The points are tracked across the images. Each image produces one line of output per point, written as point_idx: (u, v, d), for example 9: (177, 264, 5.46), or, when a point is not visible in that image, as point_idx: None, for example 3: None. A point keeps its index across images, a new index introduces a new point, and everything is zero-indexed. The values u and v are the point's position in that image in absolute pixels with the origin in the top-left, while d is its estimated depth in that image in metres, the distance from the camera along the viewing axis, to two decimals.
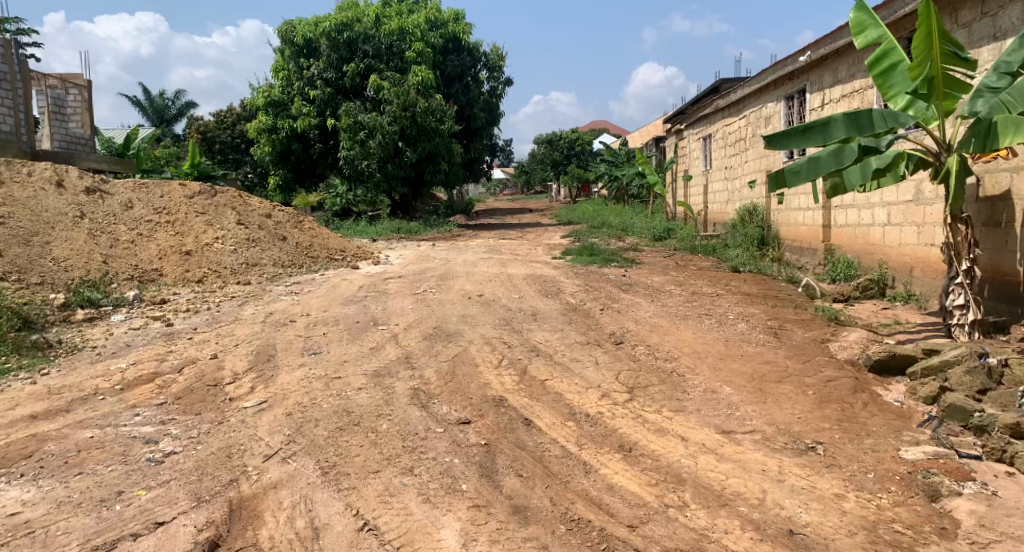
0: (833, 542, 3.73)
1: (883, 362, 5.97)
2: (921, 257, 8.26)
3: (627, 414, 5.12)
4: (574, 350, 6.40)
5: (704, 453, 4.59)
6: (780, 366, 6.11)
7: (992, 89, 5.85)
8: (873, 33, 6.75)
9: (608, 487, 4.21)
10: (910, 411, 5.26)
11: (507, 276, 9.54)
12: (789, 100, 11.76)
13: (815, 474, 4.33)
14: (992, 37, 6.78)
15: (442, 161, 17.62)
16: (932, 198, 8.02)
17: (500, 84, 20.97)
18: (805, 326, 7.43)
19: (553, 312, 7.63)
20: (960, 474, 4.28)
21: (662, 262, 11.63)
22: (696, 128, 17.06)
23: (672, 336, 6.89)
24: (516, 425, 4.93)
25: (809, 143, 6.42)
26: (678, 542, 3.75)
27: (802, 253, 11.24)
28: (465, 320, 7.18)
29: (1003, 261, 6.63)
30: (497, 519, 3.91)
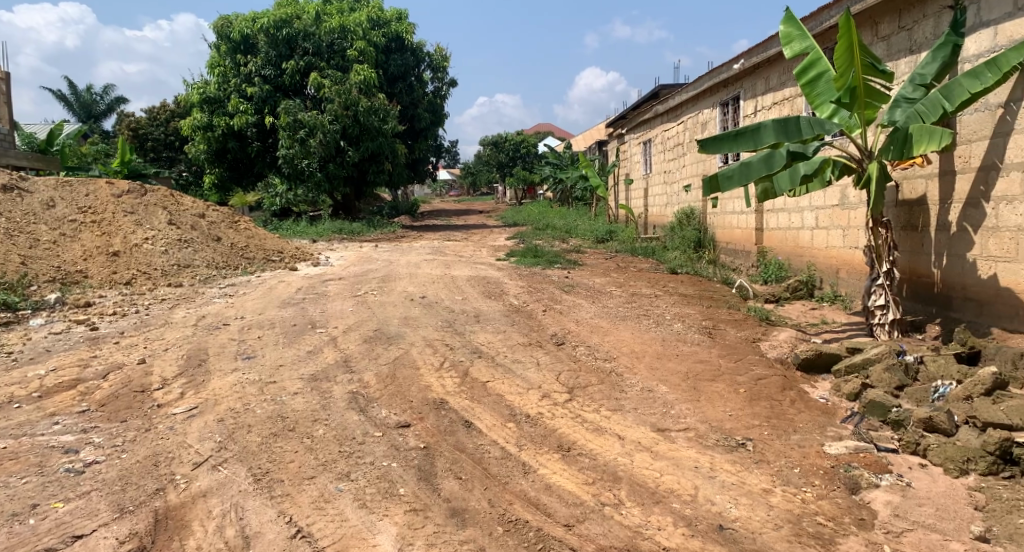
0: (759, 536, 3.86)
1: (809, 361, 6.20)
2: (847, 259, 8.60)
3: (566, 414, 5.19)
4: (516, 351, 6.45)
5: (640, 451, 4.69)
6: (713, 365, 6.29)
7: (909, 100, 6.21)
8: (799, 45, 7.01)
9: (545, 488, 4.26)
10: (835, 407, 5.47)
11: (451, 277, 9.52)
12: (724, 106, 12.10)
13: (744, 470, 4.47)
14: (908, 50, 7.11)
15: (385, 161, 17.43)
16: (856, 202, 8.37)
17: (444, 85, 20.93)
18: (738, 326, 7.66)
19: (496, 314, 7.65)
20: (877, 466, 4.47)
21: (603, 263, 11.81)
22: (637, 132, 17.35)
23: (611, 336, 7.00)
24: (456, 427, 4.93)
25: (741, 148, 6.63)
26: (613, 540, 3.83)
27: (737, 256, 11.57)
28: (407, 322, 7.14)
29: (919, 263, 6.96)
30: (435, 522, 3.91)
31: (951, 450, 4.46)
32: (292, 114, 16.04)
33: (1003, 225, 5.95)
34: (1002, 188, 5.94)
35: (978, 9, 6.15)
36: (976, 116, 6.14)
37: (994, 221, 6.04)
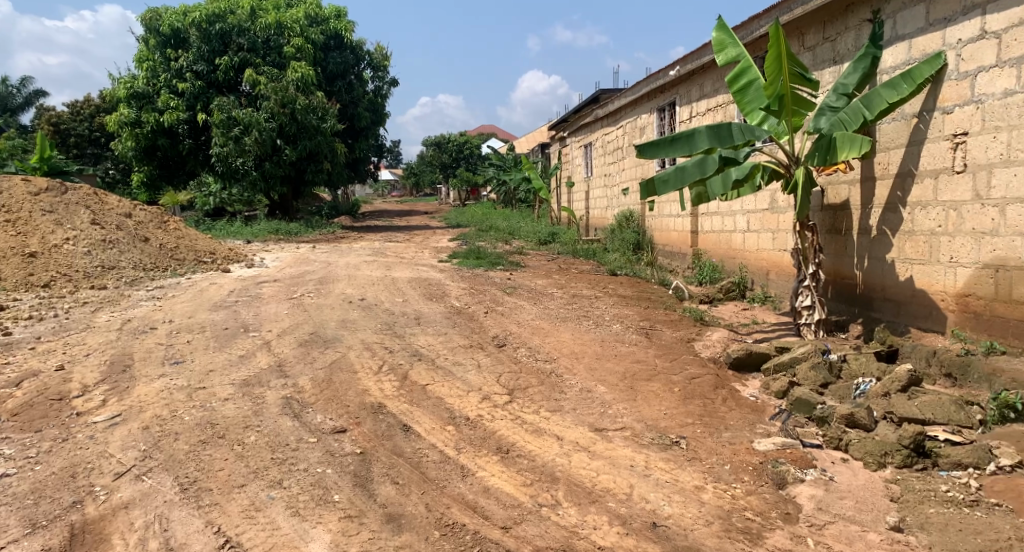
0: (690, 532, 3.95)
1: (741, 360, 6.38)
2: (776, 261, 8.89)
3: (505, 416, 5.20)
4: (456, 353, 6.43)
5: (577, 452, 4.74)
6: (649, 365, 6.41)
7: (833, 109, 6.44)
8: (732, 51, 7.16)
9: (483, 490, 4.26)
10: (764, 405, 5.65)
11: (391, 279, 9.42)
12: (661, 112, 12.36)
13: (678, 468, 4.57)
14: (832, 60, 7.40)
15: (324, 160, 17.12)
16: (784, 206, 8.65)
17: (385, 85, 20.72)
18: (674, 326, 7.83)
19: (436, 316, 7.62)
20: (803, 461, 4.63)
21: (544, 265, 11.88)
22: (577, 135, 17.56)
23: (552, 337, 7.06)
24: (394, 431, 4.89)
25: (676, 152, 6.78)
26: (550, 541, 3.86)
27: (674, 257, 11.82)
28: (345, 325, 7.03)
29: (843, 265, 7.24)
30: (370, 528, 3.87)
31: (870, 445, 4.65)
32: (226, 111, 15.60)
33: (919, 229, 6.24)
34: (918, 193, 6.23)
35: (894, 23, 6.45)
36: (894, 124, 6.42)
37: (910, 225, 6.33)
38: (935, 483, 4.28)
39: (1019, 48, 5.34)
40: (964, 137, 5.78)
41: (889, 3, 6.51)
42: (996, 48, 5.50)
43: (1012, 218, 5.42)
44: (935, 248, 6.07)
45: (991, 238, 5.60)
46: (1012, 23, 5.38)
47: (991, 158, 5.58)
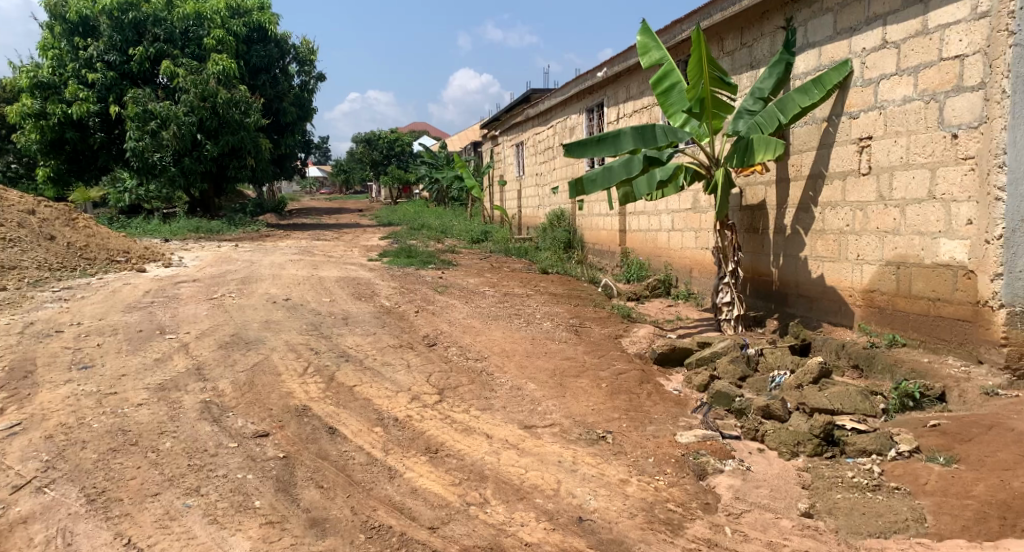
0: (615, 525, 4.02)
1: (665, 355, 6.55)
2: (699, 259, 9.15)
3: (435, 416, 5.19)
4: (385, 354, 6.36)
5: (506, 449, 4.77)
6: (578, 361, 6.50)
7: (750, 112, 6.69)
8: (655, 54, 7.31)
9: (411, 491, 4.24)
10: (686, 398, 5.81)
11: (318, 278, 9.23)
12: (589, 112, 12.53)
13: (604, 462, 4.66)
14: (749, 65, 7.67)
15: (248, 155, 16.59)
16: (706, 207, 8.92)
17: (312, 79, 20.30)
18: (602, 323, 7.98)
19: (365, 316, 7.53)
20: (722, 452, 4.78)
21: (476, 264, 11.86)
22: (509, 135, 17.64)
23: (483, 336, 7.07)
24: (319, 434, 4.80)
25: (603, 153, 6.88)
26: (476, 539, 3.86)
27: (603, 256, 12.02)
28: (268, 327, 6.85)
29: (760, 263, 7.53)
30: (293, 534, 3.79)
31: (784, 435, 4.85)
32: (141, 104, 14.93)
33: (829, 228, 6.54)
34: (828, 194, 6.53)
35: (805, 31, 6.75)
36: (806, 128, 6.71)
37: (821, 224, 6.63)
38: (842, 470, 4.49)
39: (915, 57, 5.64)
40: (868, 141, 6.08)
41: (801, 12, 6.80)
42: (896, 57, 5.81)
43: (911, 218, 5.72)
44: (844, 246, 6.37)
45: (893, 236, 5.91)
46: (909, 34, 5.68)
47: (892, 161, 5.88)
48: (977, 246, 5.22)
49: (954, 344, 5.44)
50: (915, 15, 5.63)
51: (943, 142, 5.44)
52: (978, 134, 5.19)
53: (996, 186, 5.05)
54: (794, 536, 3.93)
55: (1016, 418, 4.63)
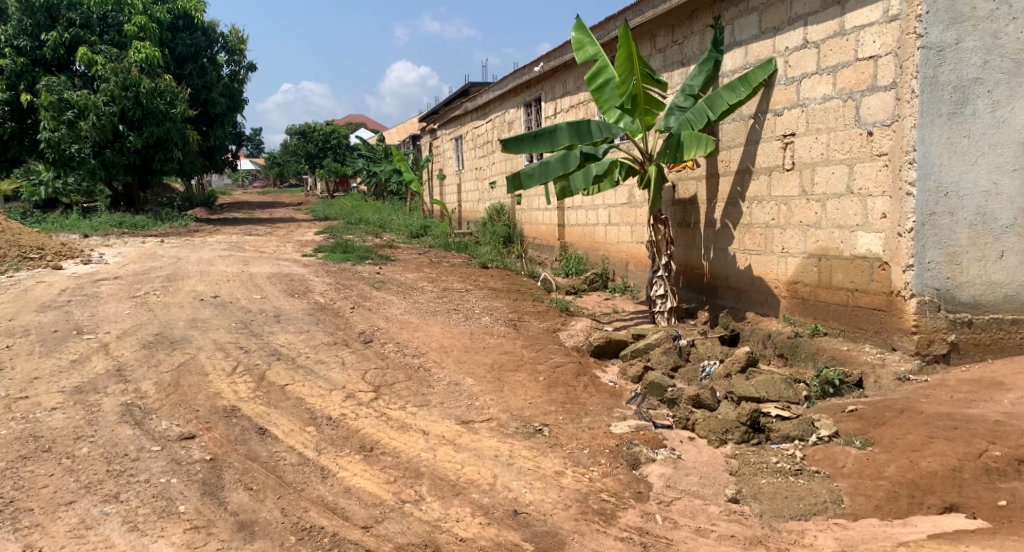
0: (550, 516, 4.06)
1: (601, 347, 6.64)
2: (634, 253, 9.31)
3: (370, 414, 5.13)
4: (319, 351, 6.25)
5: (443, 445, 4.75)
6: (516, 355, 6.54)
7: (681, 109, 6.83)
8: (590, 50, 7.36)
9: (344, 491, 4.17)
10: (621, 389, 5.91)
11: (248, 275, 8.99)
12: (527, 107, 12.56)
13: (540, 455, 4.70)
14: (680, 63, 7.82)
15: (174, 147, 15.97)
16: (640, 201, 9.07)
17: (242, 69, 19.73)
18: (541, 316, 8.03)
19: (298, 313, 7.37)
20: (655, 442, 4.88)
21: (415, 259, 11.75)
22: (448, 128, 17.54)
23: (421, 332, 7.02)
24: (248, 435, 4.68)
25: (539, 148, 6.88)
26: (411, 537, 3.83)
27: (543, 250, 12.10)
28: (196, 325, 6.65)
29: (693, 256, 7.73)
30: (219, 538, 3.69)
31: (713, 423, 4.98)
32: (56, 93, 14.25)
33: (756, 222, 6.75)
34: (755, 189, 6.74)
35: (732, 30, 6.93)
36: (734, 125, 6.92)
37: (748, 219, 6.84)
38: (767, 455, 4.64)
39: (834, 57, 5.85)
40: (791, 137, 6.29)
41: (728, 10, 6.98)
42: (816, 57, 6.01)
43: (831, 212, 5.94)
44: (770, 240, 6.58)
45: (814, 229, 6.12)
46: (828, 35, 5.89)
47: (814, 157, 6.09)
48: (891, 239, 5.43)
49: (871, 332, 5.66)
50: (833, 17, 5.83)
51: (860, 139, 5.66)
52: (891, 132, 5.40)
53: (908, 182, 5.26)
54: (721, 521, 4.04)
55: (925, 401, 4.87)
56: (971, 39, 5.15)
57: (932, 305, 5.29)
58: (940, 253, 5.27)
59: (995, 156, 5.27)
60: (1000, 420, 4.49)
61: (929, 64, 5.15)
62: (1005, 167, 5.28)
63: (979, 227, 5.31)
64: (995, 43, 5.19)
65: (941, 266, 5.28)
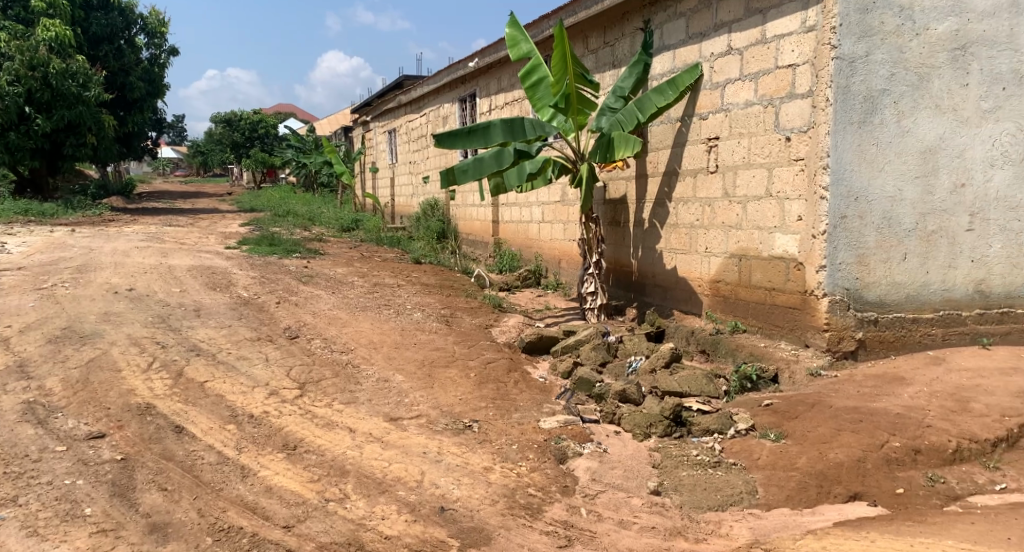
0: (476, 513, 4.05)
1: (532, 343, 6.70)
2: (565, 250, 9.42)
3: (295, 411, 5.02)
4: (242, 347, 6.07)
5: (369, 443, 4.69)
6: (447, 352, 6.51)
7: (612, 110, 6.94)
8: (523, 47, 7.38)
9: (265, 490, 4.07)
10: (551, 385, 5.97)
11: (167, 267, 8.66)
12: (462, 102, 12.52)
13: (468, 451, 4.70)
14: (611, 64, 7.94)
15: (87, 132, 15.19)
16: (573, 199, 9.17)
17: (162, 53, 18.99)
18: (473, 312, 8.03)
19: (220, 307, 7.13)
20: (582, 436, 4.95)
21: (345, 253, 11.55)
22: (381, 121, 17.32)
23: (350, 327, 6.92)
24: (164, 433, 4.52)
25: (473, 144, 6.84)
26: (334, 536, 3.77)
27: (477, 246, 12.10)
28: (107, 319, 6.36)
29: (622, 255, 7.89)
30: (128, 541, 3.55)
31: (637, 418, 5.09)
32: None
33: (681, 222, 6.93)
34: (681, 190, 6.91)
35: (661, 34, 7.08)
36: (662, 127, 7.10)
37: (675, 219, 7.01)
38: (688, 448, 4.77)
39: (755, 65, 6.04)
40: (715, 141, 6.48)
41: (657, 15, 7.12)
42: (739, 63, 6.21)
43: (751, 214, 6.14)
44: (695, 239, 6.76)
45: (736, 230, 6.32)
46: (750, 42, 6.08)
47: (736, 160, 6.28)
48: (806, 241, 5.65)
49: (786, 330, 5.89)
50: (756, 25, 6.02)
51: (779, 144, 5.87)
52: (806, 138, 5.61)
53: (821, 186, 5.48)
54: (643, 513, 4.13)
55: (835, 395, 5.10)
56: (880, 52, 5.42)
57: (842, 305, 5.55)
58: (850, 254, 5.53)
59: (899, 164, 5.56)
60: (901, 413, 4.75)
61: (843, 74, 5.37)
62: (908, 174, 5.58)
63: (886, 230, 5.59)
64: (900, 57, 5.47)
65: (850, 267, 5.54)
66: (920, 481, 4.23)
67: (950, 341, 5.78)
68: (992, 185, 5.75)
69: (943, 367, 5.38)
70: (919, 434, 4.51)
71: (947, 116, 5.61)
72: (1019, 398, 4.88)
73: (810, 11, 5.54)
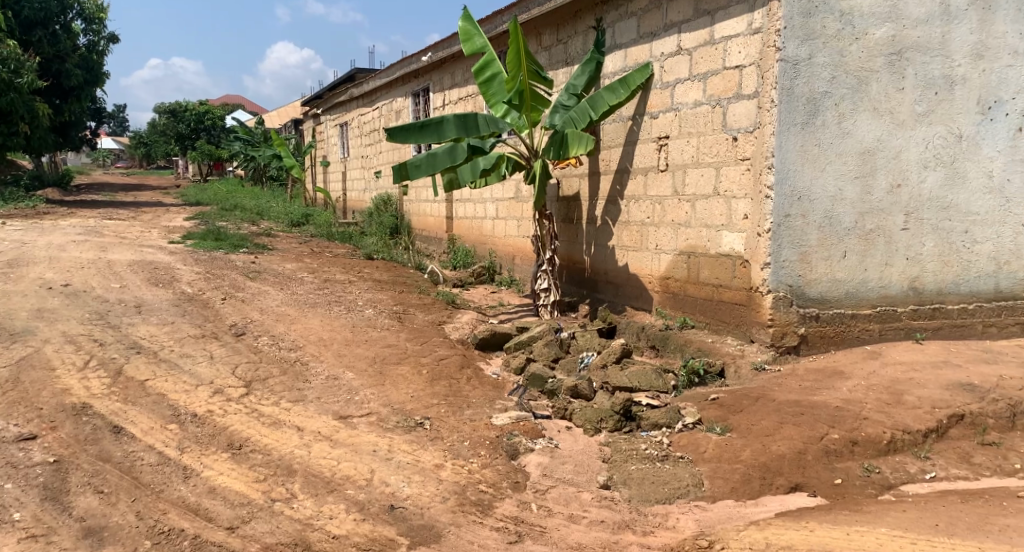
0: (426, 510, 4.03)
1: (485, 340, 6.69)
2: (520, 247, 9.43)
3: (240, 410, 4.91)
4: (185, 345, 5.91)
5: (318, 442, 4.62)
6: (399, 349, 6.45)
7: (565, 107, 6.97)
8: (477, 42, 7.34)
9: (208, 491, 3.98)
10: (504, 381, 5.97)
11: (105, 262, 8.37)
12: (415, 97, 12.41)
13: (419, 449, 4.67)
14: (564, 61, 7.98)
15: (19, 121, 14.60)
16: (526, 196, 9.19)
17: (101, 40, 18.36)
18: (426, 309, 7.98)
19: (162, 304, 6.93)
20: (533, 432, 4.96)
21: (295, 249, 11.34)
22: (332, 114, 17.05)
23: (299, 324, 6.80)
24: (101, 434, 4.37)
25: (425, 139, 6.79)
26: (280, 537, 3.70)
27: (430, 242, 12.02)
28: (41, 316, 6.12)
29: (575, 251, 7.94)
30: (61, 547, 3.43)
31: (589, 413, 5.12)
32: None
33: (633, 220, 7.00)
34: (632, 188, 6.99)
35: (613, 33, 7.14)
36: (614, 126, 7.16)
37: (626, 216, 7.08)
38: (637, 443, 4.83)
39: (704, 65, 6.14)
40: (666, 140, 6.57)
41: (609, 13, 7.18)
42: (688, 64, 6.30)
43: (699, 212, 6.24)
44: (645, 237, 6.84)
45: (685, 228, 6.41)
46: (699, 43, 6.17)
47: (685, 159, 6.38)
48: (752, 238, 5.76)
49: (733, 325, 6.00)
50: (704, 26, 6.12)
51: (726, 143, 5.97)
52: (753, 138, 5.72)
53: (766, 185, 5.60)
54: (592, 507, 4.17)
55: (778, 389, 5.23)
56: (822, 56, 5.56)
57: (786, 301, 5.68)
58: (793, 252, 5.67)
59: (840, 165, 5.72)
60: (840, 406, 4.90)
61: (787, 76, 5.50)
62: (848, 174, 5.75)
63: (827, 229, 5.74)
64: (841, 61, 5.62)
65: (794, 264, 5.68)
66: (856, 472, 4.37)
67: (886, 337, 5.98)
68: (925, 186, 5.96)
69: (879, 361, 5.57)
70: (857, 426, 4.66)
71: (885, 119, 5.79)
72: (949, 390, 5.09)
73: (756, 13, 5.65)
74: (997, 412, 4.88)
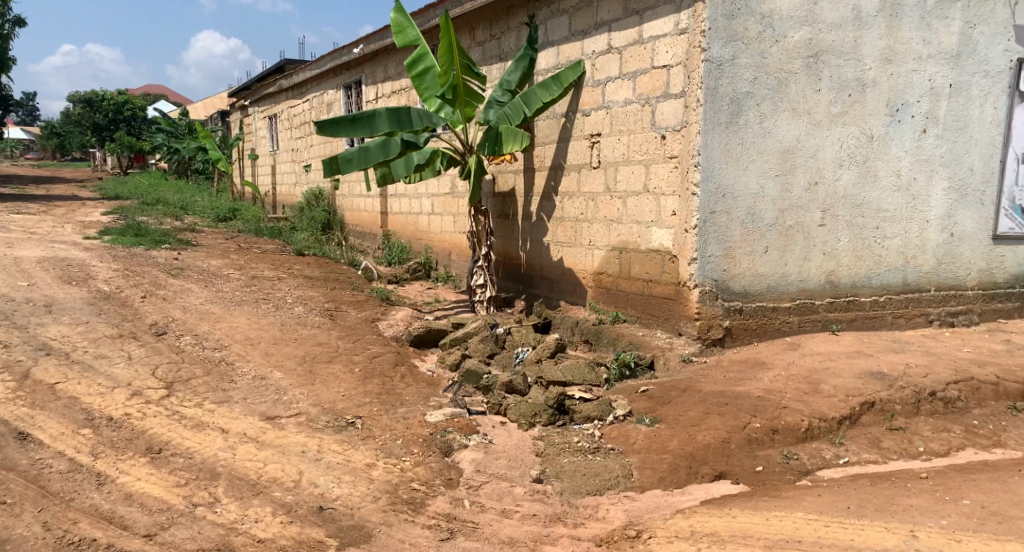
0: (356, 510, 3.96)
1: (420, 337, 6.63)
2: (455, 243, 9.39)
3: (160, 412, 4.73)
4: (100, 345, 5.64)
5: (243, 443, 4.49)
6: (330, 347, 6.33)
7: (499, 103, 6.97)
8: (410, 34, 7.24)
9: (124, 498, 3.81)
10: (438, 378, 5.93)
11: (12, 259, 7.91)
12: (347, 89, 12.18)
13: (350, 448, 4.59)
14: (497, 57, 7.97)
15: None
16: (461, 191, 9.15)
17: (6, 24, 17.34)
18: (359, 306, 7.86)
19: (75, 303, 6.60)
20: (468, 428, 4.95)
21: (221, 245, 10.98)
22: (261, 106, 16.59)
23: (224, 323, 6.58)
24: (5, 442, 4.13)
25: (357, 133, 6.63)
26: (201, 542, 3.58)
27: (364, 238, 11.84)
28: None
29: (511, 247, 7.95)
30: None
31: (523, 407, 5.15)
32: None
33: (567, 216, 7.06)
34: (565, 184, 7.04)
35: (545, 30, 7.16)
36: (547, 122, 7.21)
37: (560, 212, 7.13)
38: (570, 436, 4.87)
39: (634, 64, 6.23)
40: (598, 137, 6.63)
41: (541, 10, 7.20)
42: (618, 62, 6.38)
43: (630, 208, 6.34)
44: (579, 232, 6.91)
45: (617, 224, 6.50)
46: (628, 42, 6.26)
47: (617, 156, 6.46)
48: (679, 234, 5.89)
49: (662, 319, 6.12)
50: (633, 25, 6.21)
51: (655, 141, 6.08)
52: (680, 136, 5.84)
53: (693, 183, 5.73)
54: (525, 502, 4.18)
55: (704, 381, 5.37)
56: (744, 57, 5.71)
57: (711, 295, 5.83)
58: (718, 247, 5.82)
59: (762, 163, 5.90)
60: (762, 395, 5.06)
61: (711, 76, 5.63)
62: (769, 172, 5.93)
63: (749, 225, 5.92)
64: (762, 62, 5.79)
65: (718, 260, 5.83)
66: (777, 459, 4.53)
67: (805, 328, 6.21)
68: (841, 184, 6.21)
69: (798, 352, 5.78)
70: (778, 415, 4.81)
71: (803, 119, 6.00)
72: (862, 378, 5.32)
73: (682, 14, 5.76)
74: (904, 399, 5.12)
